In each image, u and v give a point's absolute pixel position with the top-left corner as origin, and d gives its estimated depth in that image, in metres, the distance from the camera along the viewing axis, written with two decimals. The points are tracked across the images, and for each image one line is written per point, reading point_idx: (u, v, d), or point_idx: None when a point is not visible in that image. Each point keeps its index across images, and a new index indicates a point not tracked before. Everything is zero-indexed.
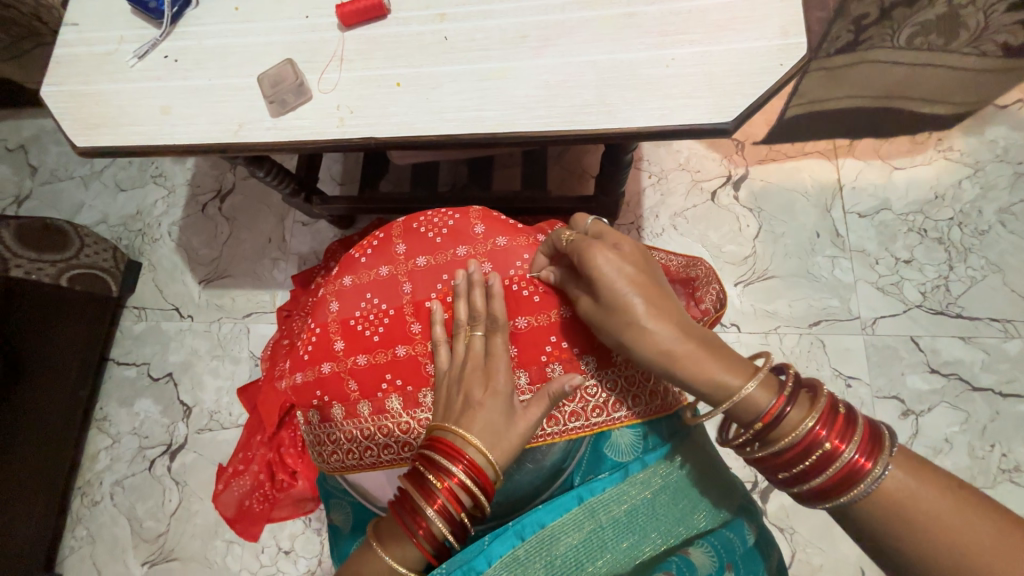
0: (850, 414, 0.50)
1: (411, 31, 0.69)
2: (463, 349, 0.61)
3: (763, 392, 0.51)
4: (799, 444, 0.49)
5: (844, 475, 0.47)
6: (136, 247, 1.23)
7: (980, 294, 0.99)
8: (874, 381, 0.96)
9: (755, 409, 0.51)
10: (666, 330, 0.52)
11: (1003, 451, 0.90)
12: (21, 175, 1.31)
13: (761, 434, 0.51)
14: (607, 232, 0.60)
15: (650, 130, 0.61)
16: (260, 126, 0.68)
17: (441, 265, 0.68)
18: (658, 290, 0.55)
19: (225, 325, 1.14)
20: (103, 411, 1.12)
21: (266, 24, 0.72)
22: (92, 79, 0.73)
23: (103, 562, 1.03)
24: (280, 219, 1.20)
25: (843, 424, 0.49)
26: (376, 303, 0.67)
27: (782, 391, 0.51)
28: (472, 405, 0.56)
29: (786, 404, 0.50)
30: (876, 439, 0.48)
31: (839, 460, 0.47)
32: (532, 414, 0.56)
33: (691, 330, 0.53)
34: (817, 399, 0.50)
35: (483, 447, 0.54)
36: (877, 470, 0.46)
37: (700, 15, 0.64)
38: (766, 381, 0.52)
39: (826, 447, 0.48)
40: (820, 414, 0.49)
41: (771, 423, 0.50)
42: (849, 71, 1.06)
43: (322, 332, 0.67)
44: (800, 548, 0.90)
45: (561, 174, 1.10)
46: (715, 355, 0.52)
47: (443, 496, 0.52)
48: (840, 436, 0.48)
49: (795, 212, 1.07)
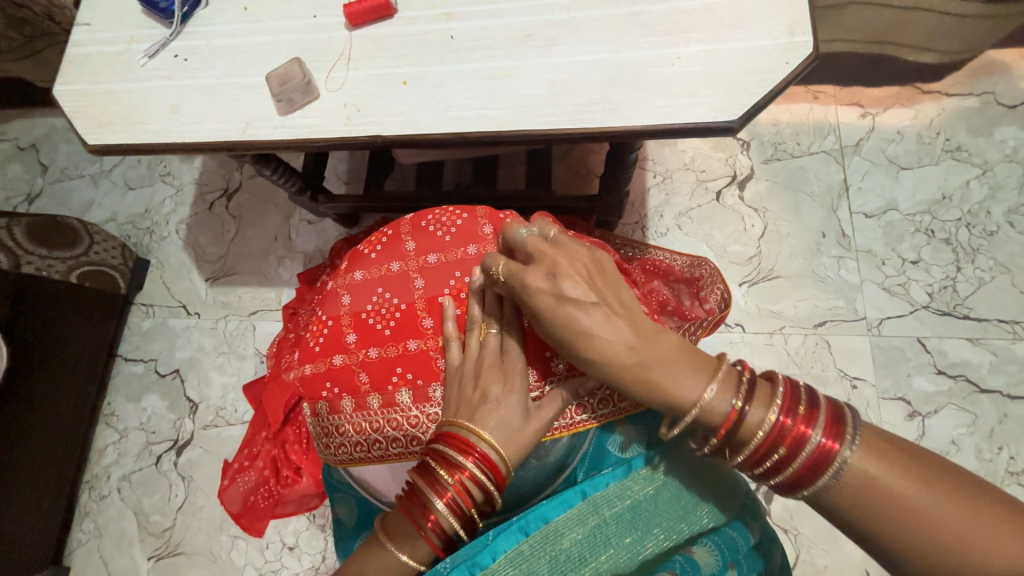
0: (809, 403, 0.49)
1: (417, 30, 0.69)
2: (475, 346, 0.61)
3: (720, 397, 0.50)
4: (764, 443, 0.49)
5: (809, 467, 0.47)
6: (144, 244, 1.24)
7: (988, 295, 0.98)
8: (880, 383, 0.95)
9: (717, 415, 0.50)
10: (615, 361, 0.50)
11: (1011, 454, 0.89)
12: (32, 174, 1.33)
13: (727, 438, 0.50)
14: (540, 252, 0.55)
15: (656, 129, 0.61)
16: (268, 125, 0.69)
17: (453, 262, 0.68)
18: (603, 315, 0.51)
19: (231, 323, 1.15)
20: (111, 406, 1.14)
21: (273, 23, 0.73)
22: (104, 78, 0.74)
23: (110, 556, 1.04)
24: (286, 218, 1.20)
25: (803, 414, 0.49)
26: (388, 298, 0.68)
27: (738, 391, 0.50)
28: (488, 401, 0.56)
29: (744, 404, 0.50)
30: (838, 419, 0.48)
31: (803, 453, 0.47)
32: (546, 414, 0.57)
33: (644, 353, 0.50)
34: (775, 391, 0.50)
35: (497, 443, 0.54)
36: (841, 457, 0.46)
37: (706, 13, 0.64)
38: (723, 384, 0.51)
39: (789, 440, 0.48)
40: (779, 408, 0.49)
41: (734, 425, 0.50)
42: (841, 13, 1.05)
43: (334, 325, 0.68)
44: (804, 549, 0.90)
45: (566, 173, 1.10)
46: (669, 375, 0.50)
47: (454, 488, 0.53)
48: (803, 424, 0.48)
49: (801, 213, 1.06)
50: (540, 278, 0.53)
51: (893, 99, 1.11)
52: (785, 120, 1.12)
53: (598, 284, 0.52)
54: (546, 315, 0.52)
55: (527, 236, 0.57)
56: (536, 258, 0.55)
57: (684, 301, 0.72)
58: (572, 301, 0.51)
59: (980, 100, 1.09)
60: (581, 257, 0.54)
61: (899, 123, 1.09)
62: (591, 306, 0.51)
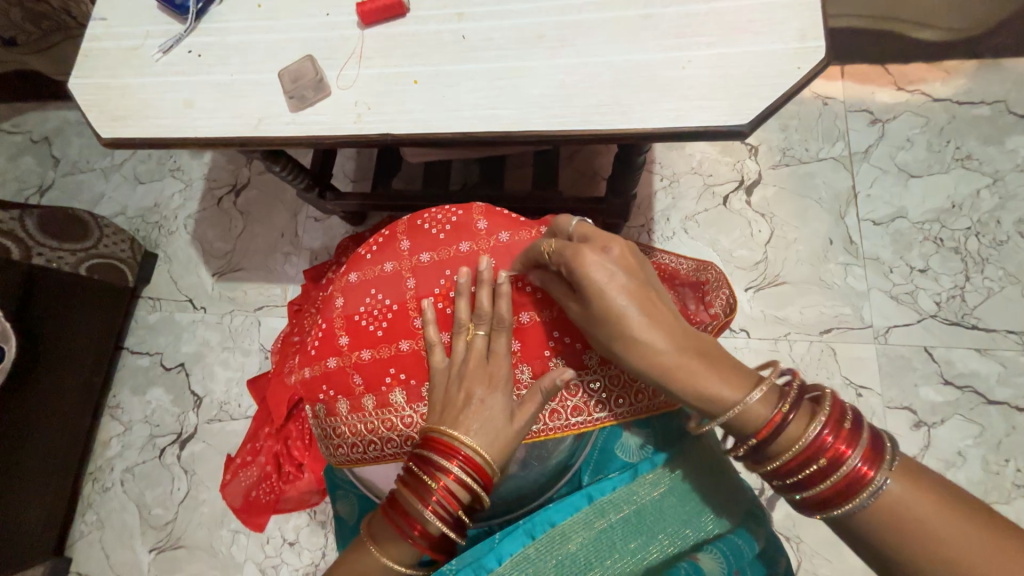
0: (854, 423, 0.49)
1: (429, 30, 0.70)
2: (461, 349, 0.61)
3: (762, 403, 0.50)
4: (799, 456, 0.49)
5: (844, 485, 0.46)
6: (153, 239, 1.25)
7: (997, 306, 0.97)
8: (886, 392, 0.94)
9: (757, 420, 0.50)
10: (660, 347, 0.51)
11: (1018, 466, 0.89)
12: (44, 166, 1.34)
13: (761, 445, 0.50)
14: (598, 235, 0.56)
15: (665, 132, 0.61)
16: (280, 121, 0.69)
17: (445, 261, 0.69)
18: (651, 303, 0.53)
19: (237, 318, 1.16)
20: (116, 398, 1.15)
21: (287, 21, 0.73)
22: (119, 72, 0.75)
23: (112, 548, 1.05)
24: (293, 215, 1.21)
25: (845, 434, 0.48)
26: (380, 299, 0.68)
27: (784, 403, 0.50)
28: (473, 403, 0.56)
29: (787, 416, 0.49)
30: (879, 445, 0.47)
31: (841, 470, 0.47)
32: (529, 410, 0.56)
33: (686, 343, 0.51)
34: (821, 408, 0.50)
35: (480, 445, 0.54)
36: (879, 479, 0.45)
37: (717, 17, 0.64)
38: (766, 394, 0.51)
39: (828, 455, 0.48)
40: (823, 422, 0.49)
41: (772, 435, 0.49)
42: None
43: (327, 328, 0.68)
44: (806, 557, 0.89)
45: (572, 175, 1.10)
46: (711, 370, 0.51)
47: (439, 493, 0.53)
48: (843, 444, 0.48)
49: (808, 219, 1.06)
50: (595, 255, 0.53)
51: (903, 106, 1.10)
52: (794, 126, 1.12)
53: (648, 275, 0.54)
54: (597, 291, 0.52)
55: (579, 222, 0.59)
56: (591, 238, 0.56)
57: (689, 305, 0.71)
58: (623, 279, 0.52)
59: (991, 109, 1.08)
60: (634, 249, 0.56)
61: (909, 131, 1.09)
62: (638, 290, 0.52)
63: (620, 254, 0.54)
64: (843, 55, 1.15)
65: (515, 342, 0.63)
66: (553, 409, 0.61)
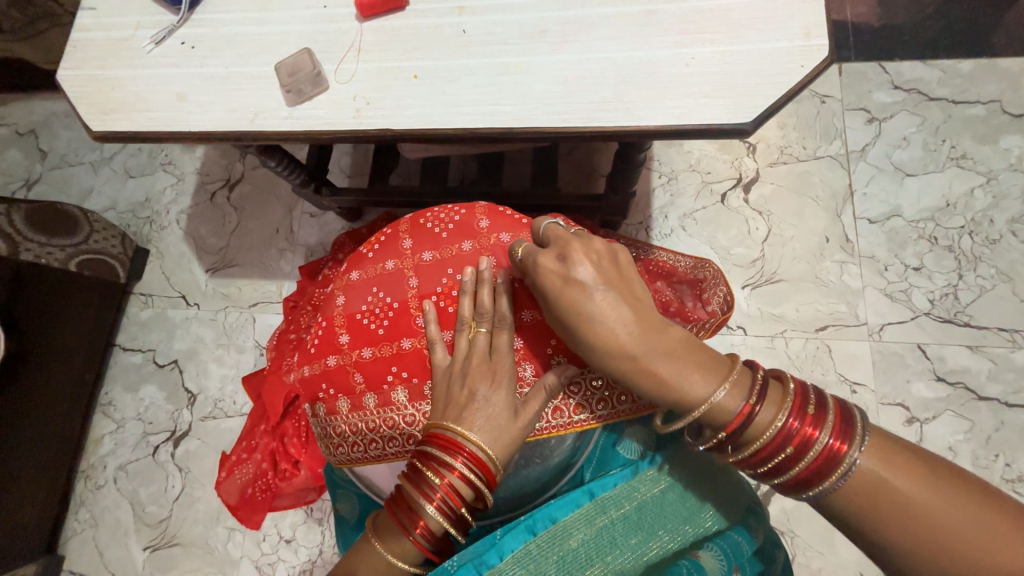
0: (820, 404, 0.49)
1: (430, 24, 0.69)
2: (464, 346, 0.61)
3: (731, 397, 0.50)
4: (771, 444, 0.49)
5: (816, 467, 0.47)
6: (144, 234, 1.23)
7: (988, 304, 0.98)
8: (879, 388, 0.96)
9: (725, 414, 0.50)
10: (620, 350, 0.50)
11: (1007, 461, 0.90)
12: (31, 159, 1.32)
13: (732, 437, 0.50)
14: (559, 238, 0.56)
15: (668, 129, 0.61)
16: (276, 115, 0.68)
17: (447, 259, 0.68)
18: (613, 302, 0.51)
19: (231, 314, 1.14)
20: (108, 395, 1.13)
21: (283, 13, 0.72)
22: (109, 64, 0.73)
23: (106, 545, 1.04)
24: (288, 210, 1.20)
25: (812, 416, 0.48)
26: (381, 296, 0.67)
27: (752, 392, 0.50)
28: (476, 401, 0.56)
29: (755, 404, 0.49)
30: (848, 422, 0.48)
31: (810, 453, 0.47)
32: (531, 409, 0.57)
33: (648, 345, 0.50)
34: (786, 392, 0.50)
35: (484, 442, 0.54)
36: (850, 458, 0.45)
37: (723, 14, 0.64)
38: (737, 384, 0.50)
39: (797, 440, 0.48)
40: (790, 408, 0.49)
41: (742, 426, 0.49)
42: None
43: (328, 326, 0.68)
44: (800, 551, 0.90)
45: (571, 172, 1.10)
46: (676, 368, 0.50)
47: (444, 491, 0.53)
48: (811, 426, 0.48)
49: (805, 217, 1.06)
50: (550, 261, 0.55)
51: (899, 105, 1.11)
52: (791, 124, 1.12)
53: (612, 274, 0.53)
54: (555, 295, 0.53)
55: (549, 223, 0.60)
56: (553, 242, 0.57)
57: (687, 302, 0.71)
58: (581, 283, 0.52)
59: (985, 108, 1.09)
60: (598, 248, 0.55)
61: (905, 129, 1.10)
62: (597, 291, 0.52)
63: (581, 257, 0.54)
64: (841, 54, 1.15)
65: (517, 339, 0.63)
66: (557, 406, 0.61)
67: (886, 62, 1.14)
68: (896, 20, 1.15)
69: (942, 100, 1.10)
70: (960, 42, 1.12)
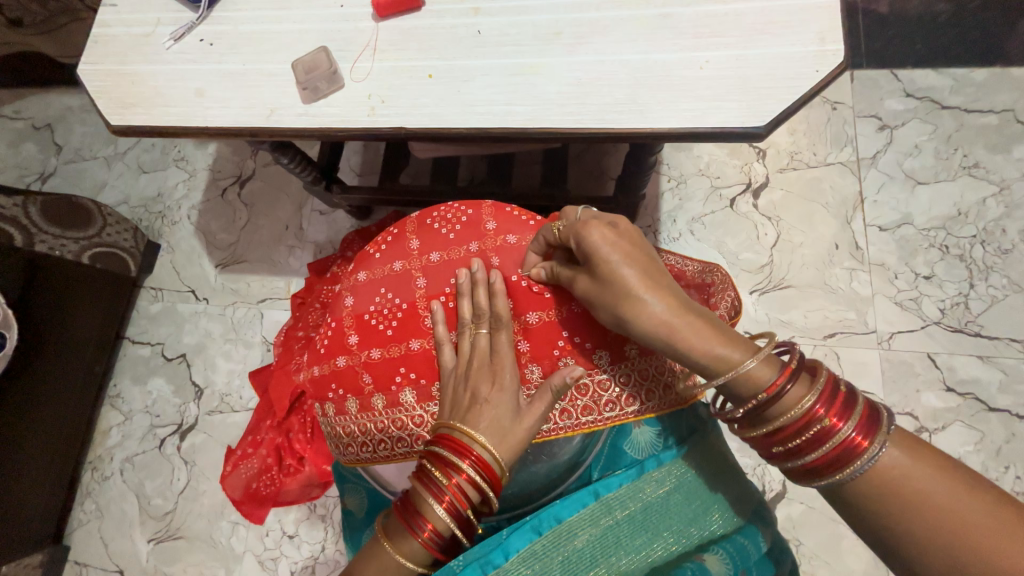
0: (851, 396, 0.49)
1: (445, 24, 0.69)
2: (468, 348, 0.62)
3: (764, 369, 0.50)
4: (795, 423, 0.49)
5: (836, 455, 0.47)
6: (155, 228, 1.24)
7: (1000, 314, 0.97)
8: (888, 397, 0.95)
9: (756, 385, 0.50)
10: (658, 308, 0.51)
11: (1018, 474, 0.89)
12: (47, 153, 1.34)
13: (758, 410, 0.51)
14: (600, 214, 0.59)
15: (681, 132, 0.61)
16: (293, 112, 0.69)
17: (454, 259, 0.68)
18: (648, 268, 0.54)
19: (240, 310, 1.15)
20: (116, 387, 1.14)
21: (301, 11, 0.73)
22: (129, 59, 0.74)
23: (110, 537, 1.05)
24: (298, 207, 1.21)
25: (841, 405, 0.48)
26: (389, 297, 0.68)
27: (784, 370, 0.50)
28: (479, 402, 0.57)
29: (787, 382, 0.49)
30: (875, 419, 0.47)
31: (832, 440, 0.47)
32: (537, 411, 0.57)
33: (688, 307, 0.52)
34: (819, 378, 0.50)
35: (490, 443, 0.54)
36: (872, 450, 0.45)
37: (736, 18, 0.64)
38: (769, 360, 0.51)
39: (822, 426, 0.48)
40: (821, 394, 0.48)
41: (770, 399, 0.49)
42: None
43: (337, 327, 0.68)
44: (805, 559, 0.89)
45: (580, 174, 1.10)
46: (714, 331, 0.51)
47: (451, 492, 0.53)
48: (838, 415, 0.48)
49: (814, 223, 1.06)
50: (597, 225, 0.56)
51: (911, 113, 1.11)
52: (802, 130, 1.12)
53: (649, 248, 0.57)
54: (597, 255, 0.54)
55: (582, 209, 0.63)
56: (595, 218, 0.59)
57: None
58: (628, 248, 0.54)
59: (999, 117, 1.08)
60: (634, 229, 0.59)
61: (916, 137, 1.09)
62: (641, 256, 0.54)
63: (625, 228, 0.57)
64: (852, 61, 1.15)
65: (523, 342, 0.63)
66: (563, 408, 0.61)
67: (898, 69, 1.13)
68: (909, 28, 1.15)
69: (955, 108, 1.10)
70: (975, 51, 1.12)
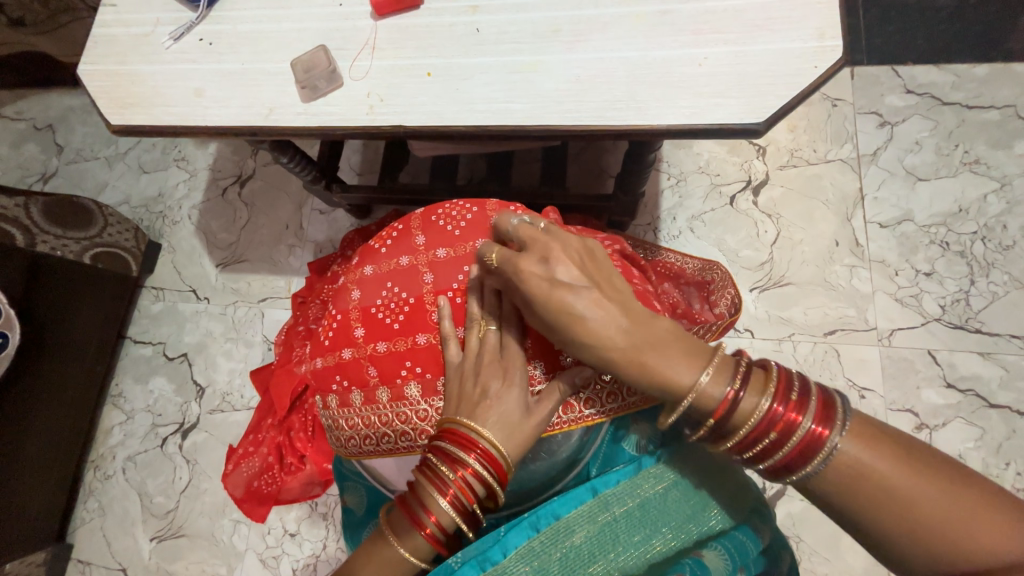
0: (802, 389, 0.48)
1: (443, 22, 0.69)
2: (475, 343, 0.61)
3: (715, 382, 0.49)
4: (756, 429, 0.48)
5: (799, 451, 0.46)
6: (156, 228, 1.25)
7: (1002, 310, 0.97)
8: (888, 394, 0.95)
9: (711, 401, 0.48)
10: (605, 346, 0.49)
11: (1018, 470, 0.89)
12: (47, 153, 1.34)
13: (718, 424, 0.49)
14: (536, 241, 0.56)
15: (679, 128, 0.61)
16: (292, 111, 0.69)
17: (462, 256, 0.68)
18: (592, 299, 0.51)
19: (240, 309, 1.15)
20: (118, 387, 1.15)
21: (300, 11, 0.73)
22: (129, 59, 0.74)
23: (113, 535, 1.05)
24: (298, 207, 1.21)
25: (795, 401, 0.48)
26: (397, 292, 0.68)
27: (735, 376, 0.49)
28: (489, 398, 0.56)
29: (739, 389, 0.48)
30: (828, 406, 0.47)
31: (793, 438, 0.47)
32: (545, 408, 0.57)
33: (638, 336, 0.49)
34: (769, 377, 0.49)
35: (499, 440, 0.54)
36: (831, 441, 0.45)
37: (736, 14, 0.64)
38: (720, 369, 0.49)
39: (781, 425, 0.47)
40: (774, 393, 0.48)
41: (728, 411, 0.48)
42: None
43: (343, 320, 0.69)
44: (805, 556, 0.90)
45: (580, 171, 1.10)
46: (666, 357, 0.49)
47: (457, 485, 0.53)
48: (795, 410, 0.47)
49: (815, 220, 1.06)
50: (531, 263, 0.54)
51: (912, 109, 1.10)
52: (802, 127, 1.12)
53: (592, 272, 0.54)
54: (535, 299, 0.52)
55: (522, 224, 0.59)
56: (531, 246, 0.56)
57: (695, 303, 0.73)
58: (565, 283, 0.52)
59: (1001, 113, 1.08)
60: (576, 248, 0.55)
61: (918, 133, 1.09)
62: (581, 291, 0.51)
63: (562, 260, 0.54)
64: (853, 58, 1.15)
65: (529, 339, 0.62)
66: (567, 402, 0.61)
67: (899, 66, 1.13)
68: (910, 24, 1.15)
69: (956, 104, 1.09)
70: (976, 46, 1.12)
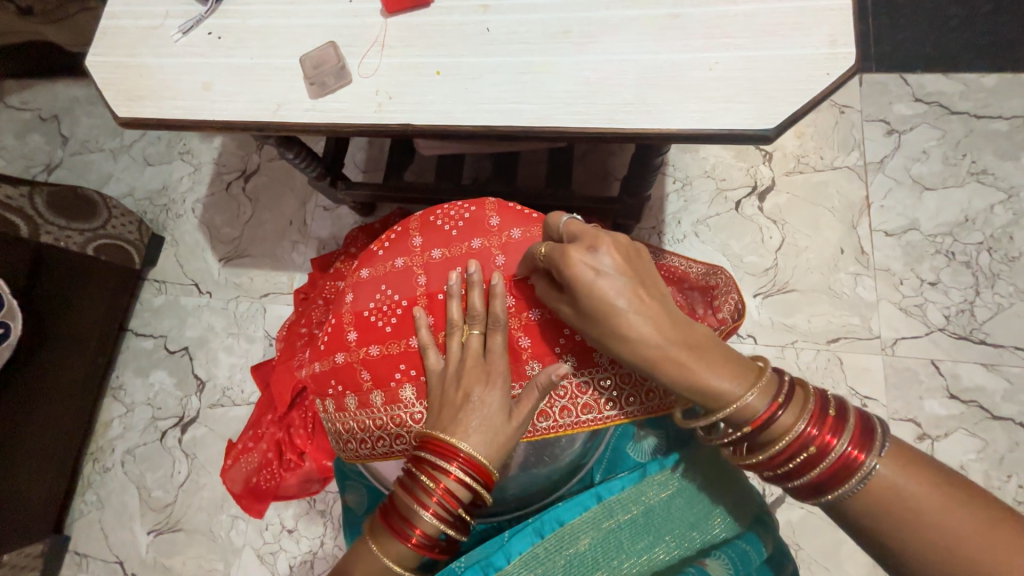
0: (840, 411, 0.49)
1: (453, 21, 0.69)
2: (455, 350, 0.61)
3: (759, 397, 0.49)
4: (792, 444, 0.48)
5: (835, 471, 0.46)
6: (160, 221, 1.25)
7: (1007, 322, 0.97)
8: (891, 403, 0.95)
9: (750, 414, 0.49)
10: (645, 344, 0.50)
11: (1020, 483, 0.89)
12: (52, 144, 1.34)
13: (752, 435, 0.49)
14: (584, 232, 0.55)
15: (689, 133, 0.61)
16: (299, 107, 0.69)
17: (457, 257, 0.69)
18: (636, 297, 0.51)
19: (242, 304, 1.15)
20: (119, 379, 1.15)
21: (310, 7, 0.73)
22: (137, 51, 0.74)
23: (111, 528, 1.05)
24: (302, 203, 1.21)
25: (832, 420, 0.48)
26: (390, 295, 0.68)
27: (778, 392, 0.49)
28: (471, 402, 0.56)
29: (780, 405, 0.49)
30: (868, 431, 0.47)
31: (829, 457, 0.47)
32: (525, 409, 0.56)
33: (678, 337, 0.50)
34: (809, 397, 0.49)
35: (477, 445, 0.54)
36: (868, 464, 0.45)
37: (747, 19, 0.64)
38: (770, 384, 0.49)
39: (817, 443, 0.47)
40: (813, 412, 0.48)
41: (764, 424, 0.49)
42: None
43: (337, 324, 0.68)
44: (804, 564, 0.89)
45: (585, 173, 1.10)
46: (709, 363, 0.49)
47: (440, 494, 0.53)
48: (831, 431, 0.47)
49: (820, 228, 1.05)
50: (580, 253, 0.52)
51: (920, 117, 1.10)
52: (809, 133, 1.11)
53: (636, 268, 0.53)
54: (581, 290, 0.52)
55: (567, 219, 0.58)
56: (580, 237, 0.55)
57: (698, 309, 0.71)
58: (613, 276, 0.51)
59: (1010, 123, 1.07)
60: (623, 242, 0.54)
61: (925, 142, 1.09)
62: (625, 285, 0.51)
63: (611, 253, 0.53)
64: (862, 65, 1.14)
65: (524, 338, 0.63)
66: (562, 407, 0.61)
67: (907, 73, 1.13)
68: (919, 32, 1.14)
69: (965, 113, 1.09)
70: (985, 56, 1.11)
